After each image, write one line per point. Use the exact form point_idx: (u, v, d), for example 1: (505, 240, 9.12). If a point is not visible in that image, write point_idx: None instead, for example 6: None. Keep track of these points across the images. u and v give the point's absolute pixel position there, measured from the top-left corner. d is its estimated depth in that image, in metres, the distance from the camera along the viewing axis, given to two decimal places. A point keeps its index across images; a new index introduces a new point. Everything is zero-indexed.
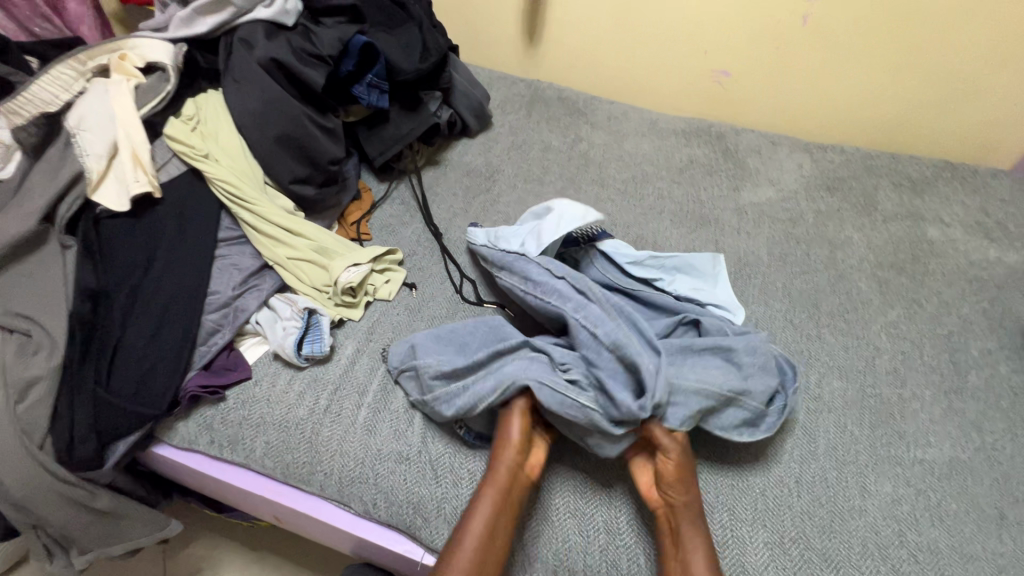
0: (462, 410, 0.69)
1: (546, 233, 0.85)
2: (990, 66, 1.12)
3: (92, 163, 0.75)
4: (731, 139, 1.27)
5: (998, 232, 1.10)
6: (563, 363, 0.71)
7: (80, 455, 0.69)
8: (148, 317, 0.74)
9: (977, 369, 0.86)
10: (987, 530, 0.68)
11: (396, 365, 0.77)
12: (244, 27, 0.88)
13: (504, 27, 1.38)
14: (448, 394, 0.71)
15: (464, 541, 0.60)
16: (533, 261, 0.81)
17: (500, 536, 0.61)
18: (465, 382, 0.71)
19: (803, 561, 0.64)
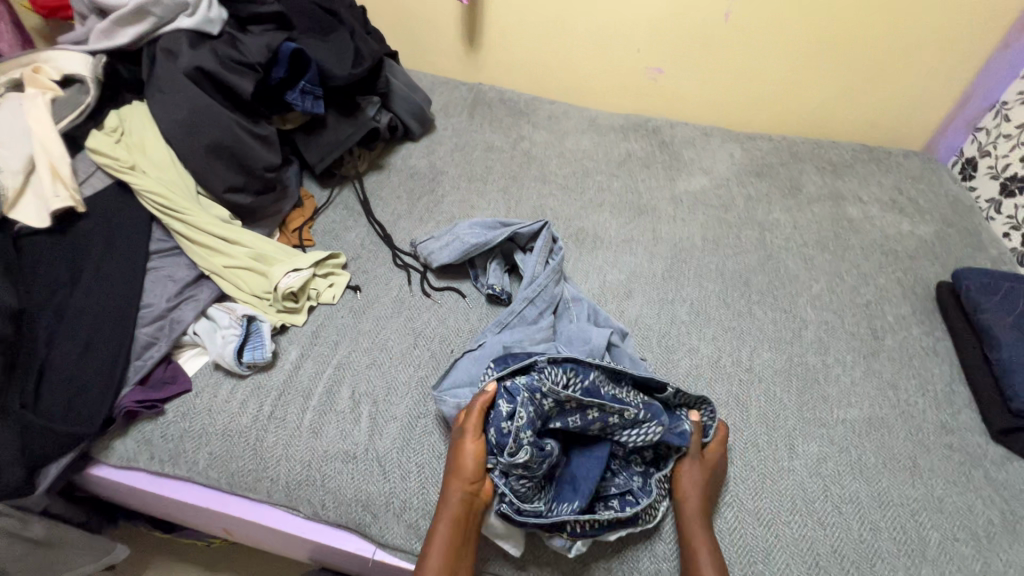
0: (455, 249, 0.92)
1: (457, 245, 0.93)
2: (892, 53, 1.21)
3: (6, 179, 0.73)
4: (666, 133, 1.33)
5: (910, 207, 1.18)
6: (535, 277, 0.89)
7: (4, 485, 0.66)
8: (77, 334, 0.72)
9: (892, 333, 0.92)
10: (902, 479, 0.73)
11: (422, 255, 0.95)
12: (166, 36, 0.87)
13: (442, 32, 1.39)
14: (449, 245, 0.93)
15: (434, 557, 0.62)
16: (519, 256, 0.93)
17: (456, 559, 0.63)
18: (464, 241, 0.92)
19: (734, 521, 0.68)
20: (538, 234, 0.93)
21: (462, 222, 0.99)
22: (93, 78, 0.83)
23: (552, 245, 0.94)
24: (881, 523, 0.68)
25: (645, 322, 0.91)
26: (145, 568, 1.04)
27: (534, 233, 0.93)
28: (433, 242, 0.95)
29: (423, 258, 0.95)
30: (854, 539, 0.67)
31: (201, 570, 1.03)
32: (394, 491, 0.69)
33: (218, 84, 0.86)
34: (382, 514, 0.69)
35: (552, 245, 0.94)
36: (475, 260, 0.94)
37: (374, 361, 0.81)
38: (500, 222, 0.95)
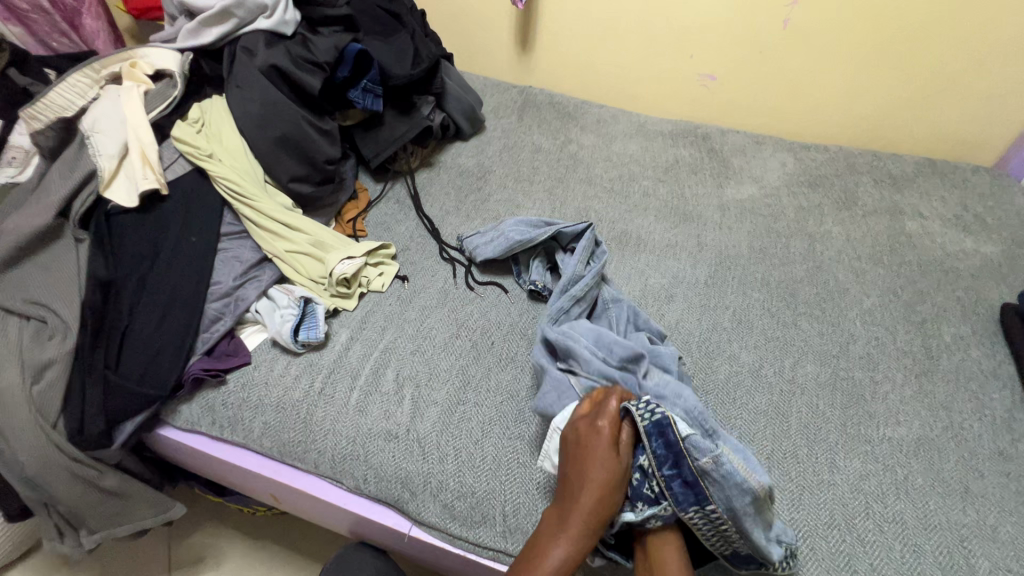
0: (498, 245, 0.94)
1: (500, 241, 0.95)
2: (962, 63, 1.16)
3: (104, 162, 0.82)
4: (716, 140, 1.31)
5: (976, 224, 1.13)
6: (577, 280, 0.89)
7: (86, 436, 0.74)
8: (155, 305, 0.80)
9: (949, 353, 0.89)
10: (951, 503, 0.70)
11: (468, 249, 0.99)
12: (246, 37, 0.94)
13: (497, 37, 1.43)
14: (492, 241, 0.96)
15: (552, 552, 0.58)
16: (563, 257, 0.93)
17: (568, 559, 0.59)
18: (508, 237, 0.94)
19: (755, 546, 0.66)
20: (581, 236, 0.93)
21: (507, 219, 1.01)
22: (180, 73, 0.91)
23: (595, 247, 0.94)
24: (925, 546, 0.66)
25: (685, 326, 0.91)
26: (195, 530, 1.11)
27: (578, 233, 0.93)
28: (479, 236, 0.99)
29: (468, 253, 0.99)
30: (895, 559, 0.65)
31: (246, 536, 1.10)
32: (432, 472, 0.73)
33: (289, 80, 0.92)
34: (419, 493, 0.72)
35: (597, 250, 0.93)
36: (518, 257, 0.97)
37: (418, 347, 0.85)
38: (545, 221, 0.97)
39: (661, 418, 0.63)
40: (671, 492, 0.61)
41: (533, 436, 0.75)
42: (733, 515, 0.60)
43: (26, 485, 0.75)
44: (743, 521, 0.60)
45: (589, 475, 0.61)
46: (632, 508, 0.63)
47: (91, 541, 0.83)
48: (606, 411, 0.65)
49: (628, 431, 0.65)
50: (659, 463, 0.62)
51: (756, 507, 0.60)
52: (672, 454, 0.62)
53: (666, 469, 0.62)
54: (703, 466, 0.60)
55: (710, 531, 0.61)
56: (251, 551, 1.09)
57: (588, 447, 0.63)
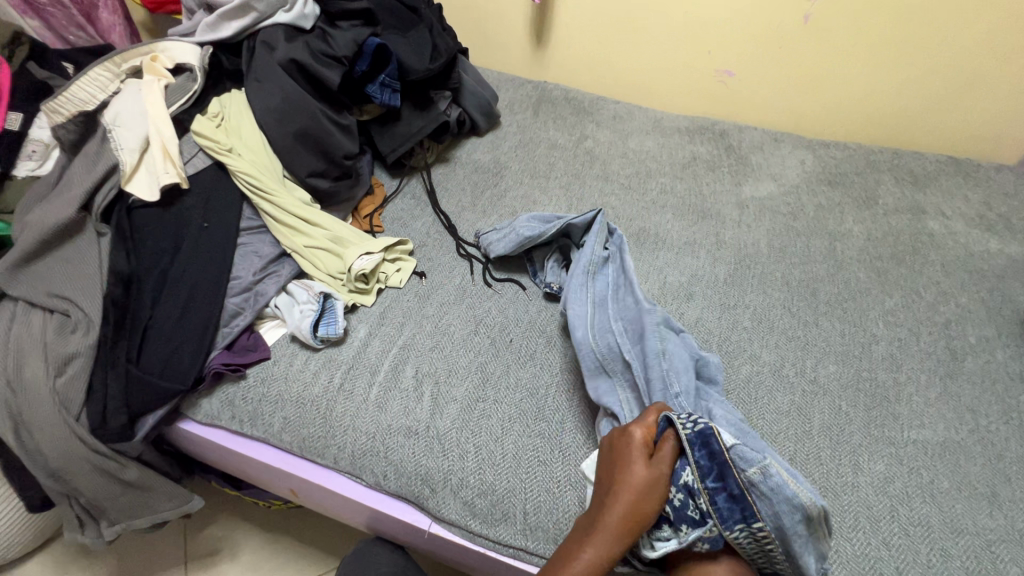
0: (510, 243, 0.93)
1: (511, 239, 0.94)
2: (990, 60, 1.14)
3: (125, 156, 0.82)
4: (734, 136, 1.30)
5: (1000, 224, 1.11)
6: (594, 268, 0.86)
7: (108, 430, 0.74)
8: (176, 299, 0.80)
9: (974, 355, 0.87)
10: (978, 507, 0.69)
11: (483, 248, 0.98)
12: (265, 30, 0.94)
13: (513, 31, 1.42)
14: (504, 238, 0.95)
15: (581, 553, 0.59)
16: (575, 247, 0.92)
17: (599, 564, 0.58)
18: (518, 234, 0.93)
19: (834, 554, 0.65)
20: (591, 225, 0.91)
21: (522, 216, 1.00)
22: (199, 67, 0.91)
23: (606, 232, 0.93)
24: (952, 550, 0.65)
25: (705, 325, 0.90)
26: (211, 522, 1.12)
27: (588, 224, 0.91)
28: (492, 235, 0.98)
29: (484, 252, 0.98)
30: (922, 563, 0.64)
31: (262, 529, 1.11)
32: (453, 469, 0.72)
33: (308, 75, 0.92)
34: (439, 490, 0.72)
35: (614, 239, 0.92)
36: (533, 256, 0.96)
37: (437, 344, 0.85)
38: (557, 216, 0.95)
39: (705, 429, 0.61)
40: (716, 509, 0.60)
41: (554, 434, 0.75)
42: (782, 533, 0.59)
43: (50, 476, 0.76)
44: (792, 542, 0.59)
45: (622, 480, 0.61)
46: (675, 531, 0.61)
47: (111, 533, 0.84)
48: (644, 421, 0.65)
49: (670, 446, 0.62)
50: (702, 475, 0.60)
51: (807, 527, 0.59)
52: (717, 467, 0.60)
53: (710, 482, 0.60)
54: (749, 477, 0.60)
55: (759, 555, 0.60)
56: (266, 544, 1.09)
57: (622, 454, 0.63)
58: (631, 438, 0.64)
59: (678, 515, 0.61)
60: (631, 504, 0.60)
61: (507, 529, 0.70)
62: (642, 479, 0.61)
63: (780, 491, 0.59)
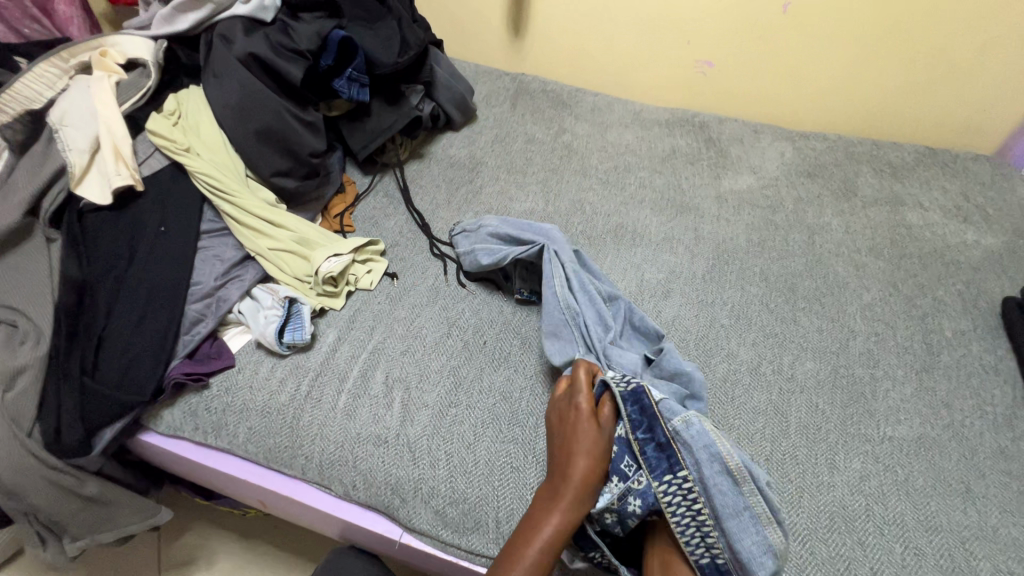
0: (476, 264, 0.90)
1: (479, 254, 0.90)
2: (967, 49, 1.13)
3: (74, 157, 0.78)
4: (713, 129, 1.28)
5: (977, 215, 1.11)
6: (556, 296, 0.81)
7: (63, 445, 0.71)
8: (133, 307, 0.76)
9: (950, 349, 0.87)
10: (952, 504, 0.69)
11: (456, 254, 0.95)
12: (223, 23, 0.91)
13: (489, 22, 1.38)
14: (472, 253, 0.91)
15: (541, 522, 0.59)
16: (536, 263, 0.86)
17: (560, 531, 0.58)
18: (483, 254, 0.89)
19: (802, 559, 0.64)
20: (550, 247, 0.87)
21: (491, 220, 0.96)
22: (154, 62, 0.87)
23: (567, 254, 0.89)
24: (926, 548, 0.65)
25: (682, 323, 0.89)
26: (184, 531, 1.09)
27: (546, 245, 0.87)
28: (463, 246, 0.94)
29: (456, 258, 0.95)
30: (896, 563, 0.64)
31: (238, 537, 1.09)
32: (423, 477, 0.71)
33: (269, 69, 0.88)
34: (410, 499, 0.70)
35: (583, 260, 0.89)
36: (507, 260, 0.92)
37: (408, 347, 0.82)
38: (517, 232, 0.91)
39: (637, 386, 0.67)
40: (645, 458, 0.63)
41: (527, 439, 0.73)
42: (705, 484, 0.60)
43: (2, 494, 0.71)
44: (714, 494, 0.60)
45: (574, 444, 0.63)
46: (609, 486, 0.62)
47: (75, 548, 0.79)
48: (581, 384, 0.68)
49: (609, 407, 0.67)
50: (633, 427, 0.65)
51: (729, 481, 0.60)
52: (646, 418, 0.65)
53: (640, 433, 0.64)
54: (673, 425, 0.64)
55: (685, 513, 0.60)
56: (243, 552, 1.07)
57: (568, 419, 0.66)
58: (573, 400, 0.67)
59: (613, 469, 0.63)
60: (586, 469, 0.61)
61: (478, 538, 0.68)
62: (594, 441, 0.63)
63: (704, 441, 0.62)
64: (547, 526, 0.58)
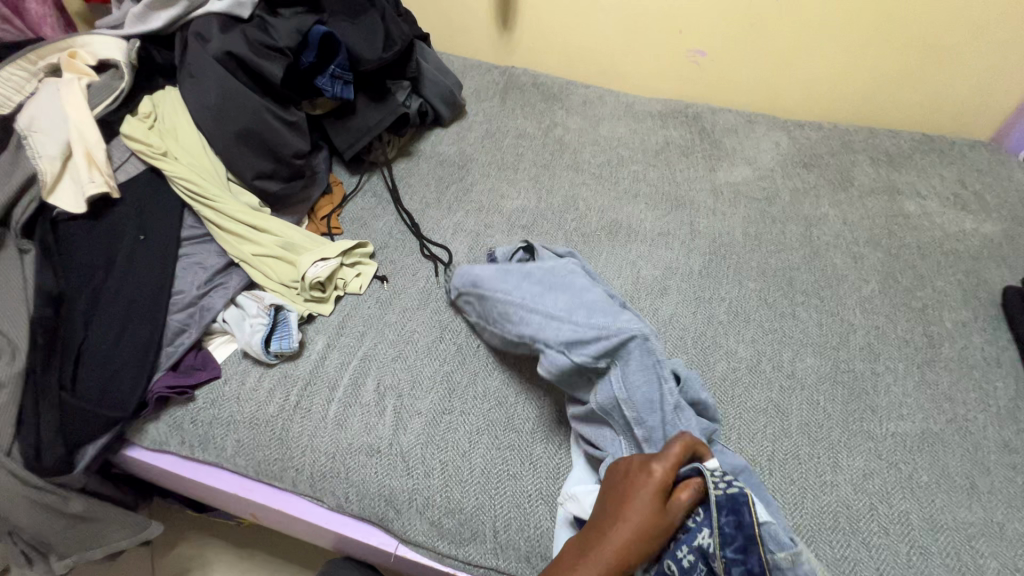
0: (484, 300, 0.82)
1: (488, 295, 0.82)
2: (964, 34, 1.11)
3: (45, 164, 0.75)
4: (707, 119, 1.26)
5: (975, 203, 1.09)
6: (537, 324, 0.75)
7: (43, 464, 0.68)
8: (112, 319, 0.74)
9: (951, 341, 0.86)
10: (957, 501, 0.68)
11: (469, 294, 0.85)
12: (198, 21, 0.87)
13: (476, 15, 1.35)
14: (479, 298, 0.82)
15: None
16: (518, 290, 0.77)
17: None
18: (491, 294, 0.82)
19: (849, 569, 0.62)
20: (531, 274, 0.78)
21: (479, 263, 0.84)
22: (126, 62, 0.84)
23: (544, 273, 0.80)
24: (932, 547, 0.64)
25: (679, 321, 0.87)
26: (178, 543, 1.07)
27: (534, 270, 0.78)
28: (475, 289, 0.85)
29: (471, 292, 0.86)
30: (903, 564, 0.63)
31: (233, 546, 1.07)
32: (418, 488, 0.69)
33: (247, 68, 0.85)
34: (405, 511, 0.69)
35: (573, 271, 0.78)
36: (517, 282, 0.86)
37: (400, 353, 0.80)
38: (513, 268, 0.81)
39: (743, 495, 0.53)
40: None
41: (523, 445, 0.71)
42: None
43: None
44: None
45: (625, 514, 0.53)
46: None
47: (64, 566, 0.76)
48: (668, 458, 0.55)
49: (691, 494, 0.54)
50: (724, 545, 0.53)
51: None
52: (746, 540, 0.53)
53: (729, 553, 0.53)
54: (773, 557, 0.54)
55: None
56: (238, 562, 1.05)
57: (629, 484, 0.55)
58: (645, 467, 0.55)
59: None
60: (631, 546, 0.52)
61: (477, 549, 0.67)
62: (651, 523, 0.53)
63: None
64: None
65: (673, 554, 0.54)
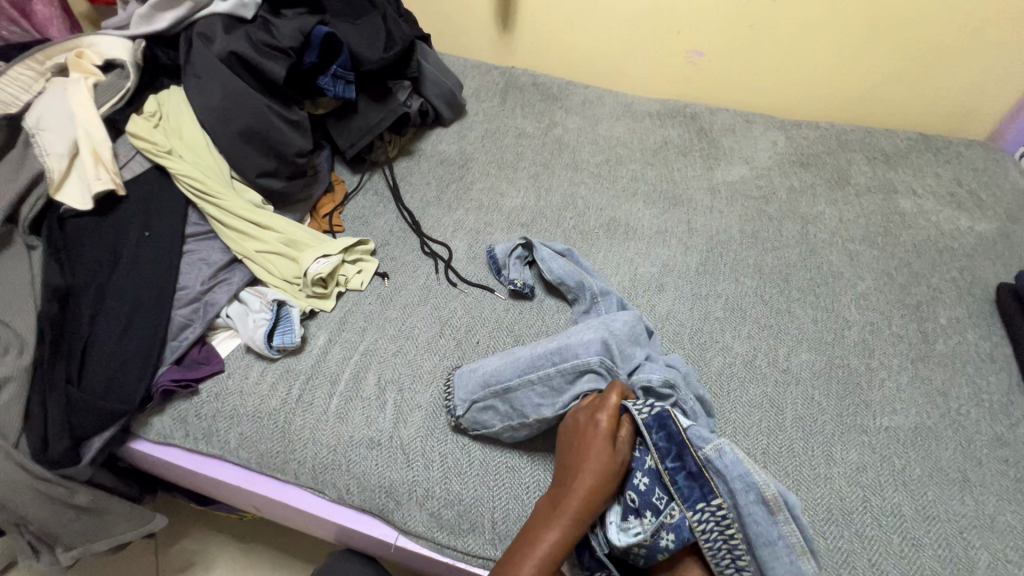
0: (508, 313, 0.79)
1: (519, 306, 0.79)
2: (958, 35, 1.12)
3: (52, 162, 0.76)
4: (705, 119, 1.27)
5: (971, 201, 1.10)
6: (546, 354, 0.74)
7: (51, 455, 0.69)
8: (118, 314, 0.75)
9: (945, 337, 0.87)
10: (949, 493, 0.69)
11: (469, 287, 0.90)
12: (203, 22, 0.89)
13: (476, 15, 1.36)
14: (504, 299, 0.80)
15: (541, 538, 0.58)
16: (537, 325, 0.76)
17: (555, 548, 0.58)
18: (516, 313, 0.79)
19: (846, 563, 0.63)
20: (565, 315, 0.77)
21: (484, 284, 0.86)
22: (132, 63, 0.86)
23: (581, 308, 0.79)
24: (924, 539, 0.65)
25: (676, 317, 0.88)
26: (181, 537, 1.09)
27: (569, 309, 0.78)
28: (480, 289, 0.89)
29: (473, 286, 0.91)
30: (894, 554, 0.64)
31: (235, 541, 1.08)
32: (417, 480, 0.70)
33: (251, 68, 0.86)
34: (405, 502, 0.70)
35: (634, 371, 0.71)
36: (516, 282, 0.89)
37: (400, 348, 0.81)
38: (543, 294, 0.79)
39: (663, 412, 0.64)
40: (678, 487, 0.60)
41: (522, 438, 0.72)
42: (740, 513, 0.59)
43: None
44: (748, 522, 0.59)
45: (581, 462, 0.62)
46: (639, 521, 0.60)
47: (68, 558, 0.78)
48: (606, 403, 0.65)
49: (628, 427, 0.64)
50: (662, 455, 0.62)
51: (766, 511, 0.58)
52: (677, 446, 0.62)
53: (669, 461, 0.61)
54: (705, 454, 0.62)
55: (721, 543, 0.58)
56: (240, 556, 1.06)
57: (579, 436, 0.64)
58: (591, 420, 0.64)
59: (644, 502, 0.61)
60: (596, 489, 0.60)
61: (477, 540, 0.68)
62: (609, 463, 0.61)
63: (738, 469, 0.60)
64: (546, 541, 0.58)
65: (631, 483, 0.62)
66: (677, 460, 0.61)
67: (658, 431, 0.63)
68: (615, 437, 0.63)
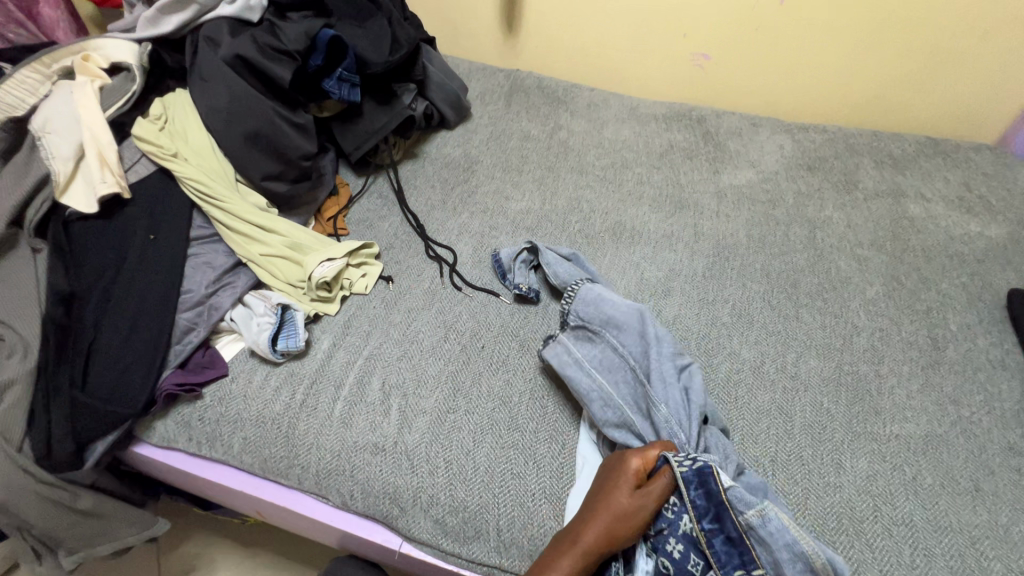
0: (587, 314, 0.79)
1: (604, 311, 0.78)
2: (967, 38, 1.11)
3: (58, 166, 0.76)
4: (711, 123, 1.26)
5: (980, 206, 1.09)
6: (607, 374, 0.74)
7: (54, 459, 0.69)
8: (122, 317, 0.75)
9: (955, 344, 0.86)
10: (962, 503, 0.68)
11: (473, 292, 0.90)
12: (209, 25, 0.89)
13: (481, 18, 1.36)
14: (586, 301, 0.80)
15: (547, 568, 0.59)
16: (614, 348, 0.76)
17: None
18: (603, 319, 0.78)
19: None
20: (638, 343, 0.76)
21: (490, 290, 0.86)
22: (138, 65, 0.86)
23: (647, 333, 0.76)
24: (936, 550, 0.64)
25: (683, 322, 0.87)
26: (183, 541, 1.08)
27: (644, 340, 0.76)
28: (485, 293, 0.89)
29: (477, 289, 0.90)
30: (906, 565, 0.63)
31: (237, 545, 1.07)
32: (422, 486, 0.69)
33: (256, 72, 0.86)
34: (409, 508, 0.69)
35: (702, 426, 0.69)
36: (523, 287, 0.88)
37: (404, 353, 0.81)
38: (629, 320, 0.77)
39: (704, 467, 0.61)
40: (715, 553, 0.58)
41: (528, 444, 0.72)
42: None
43: None
44: None
45: (602, 500, 0.61)
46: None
47: (72, 562, 0.77)
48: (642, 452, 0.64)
49: (664, 482, 0.62)
50: (698, 516, 0.59)
51: None
52: (714, 507, 0.59)
53: (706, 523, 0.59)
54: (748, 520, 0.58)
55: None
56: (242, 561, 1.06)
57: (608, 476, 0.63)
58: (624, 463, 0.63)
59: (679, 568, 0.60)
60: (610, 531, 0.60)
61: (483, 546, 0.67)
62: (631, 510, 0.60)
63: (783, 538, 0.57)
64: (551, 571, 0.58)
65: (664, 549, 0.61)
66: (715, 528, 0.59)
67: (698, 493, 0.60)
68: (644, 487, 0.62)
